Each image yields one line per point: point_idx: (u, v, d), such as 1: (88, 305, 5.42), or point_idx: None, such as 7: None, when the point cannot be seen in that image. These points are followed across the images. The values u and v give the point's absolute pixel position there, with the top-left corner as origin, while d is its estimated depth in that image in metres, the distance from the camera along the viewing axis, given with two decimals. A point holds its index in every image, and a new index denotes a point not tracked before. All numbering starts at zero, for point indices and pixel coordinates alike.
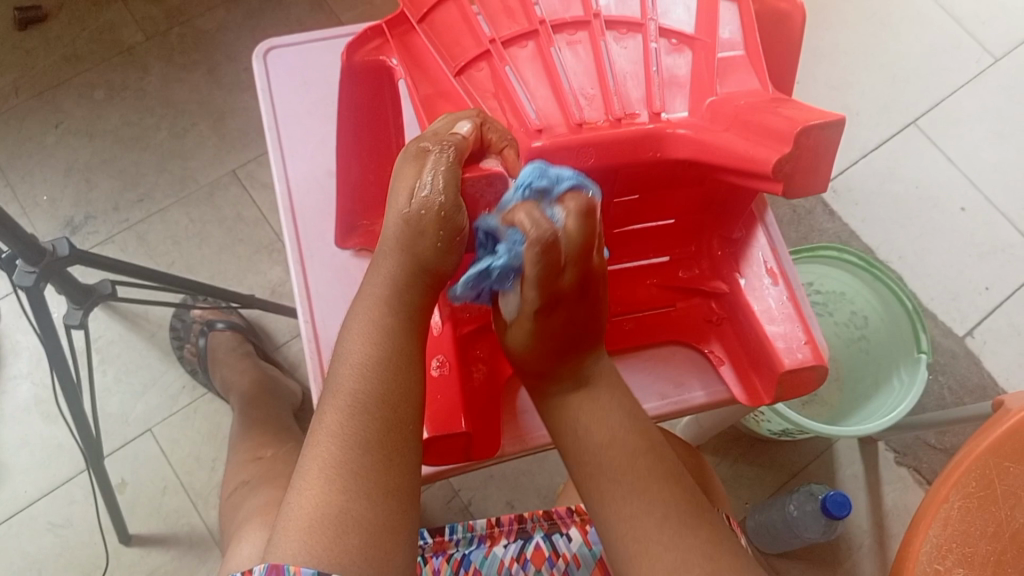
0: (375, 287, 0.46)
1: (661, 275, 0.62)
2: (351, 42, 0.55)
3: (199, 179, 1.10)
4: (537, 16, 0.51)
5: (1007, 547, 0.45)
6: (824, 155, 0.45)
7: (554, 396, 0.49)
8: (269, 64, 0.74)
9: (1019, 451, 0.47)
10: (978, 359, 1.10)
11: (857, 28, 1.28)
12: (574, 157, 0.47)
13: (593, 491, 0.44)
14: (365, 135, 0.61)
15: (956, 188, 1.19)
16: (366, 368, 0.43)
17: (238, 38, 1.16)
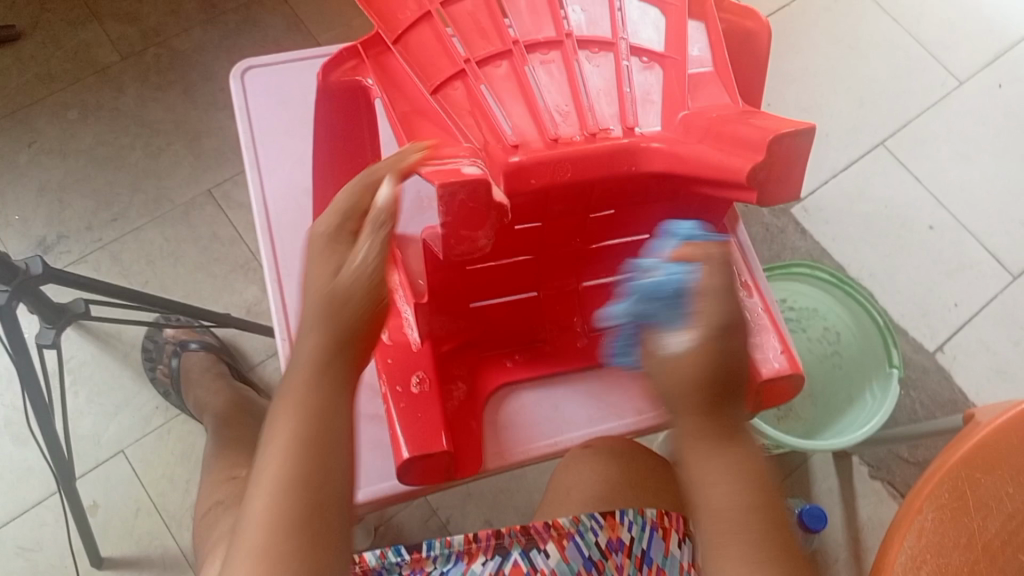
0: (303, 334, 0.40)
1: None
2: (326, 63, 0.56)
3: (174, 198, 1.10)
4: (511, 36, 0.52)
5: (982, 559, 0.46)
6: (795, 166, 0.47)
7: (703, 437, 0.44)
8: (247, 83, 0.74)
9: (990, 462, 0.48)
10: (948, 374, 1.11)
11: (824, 50, 1.31)
12: (550, 171, 0.48)
13: (722, 553, 0.42)
14: (340, 154, 0.60)
15: (924, 207, 1.22)
16: (292, 452, 0.37)
17: (214, 58, 1.17)
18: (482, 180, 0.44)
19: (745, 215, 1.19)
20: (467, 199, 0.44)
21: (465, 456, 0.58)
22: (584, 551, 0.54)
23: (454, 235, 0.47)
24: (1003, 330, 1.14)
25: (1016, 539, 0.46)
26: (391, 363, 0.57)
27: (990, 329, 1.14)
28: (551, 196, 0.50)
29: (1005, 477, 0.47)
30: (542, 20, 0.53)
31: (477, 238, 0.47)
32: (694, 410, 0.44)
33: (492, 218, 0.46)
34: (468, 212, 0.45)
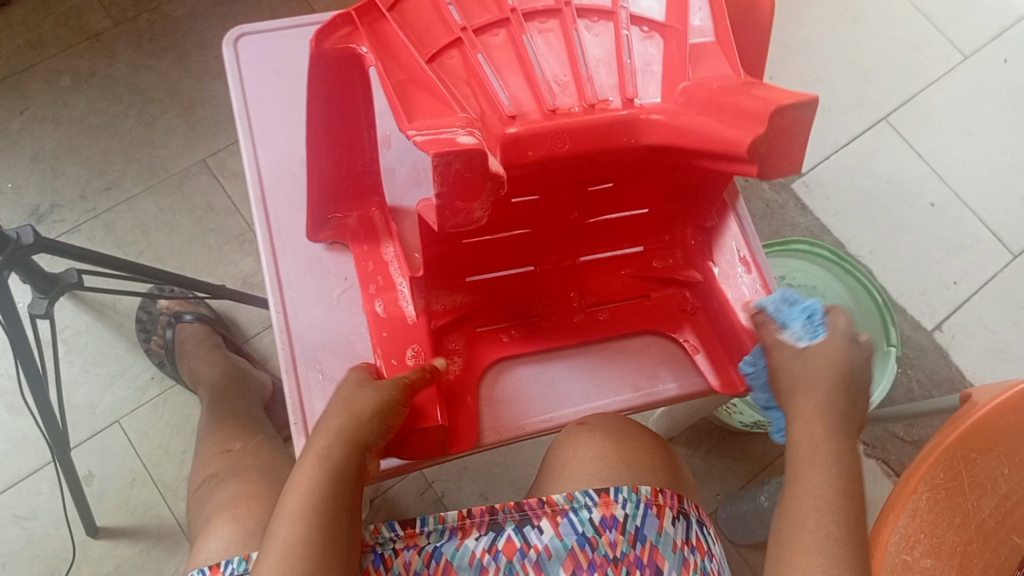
0: (343, 395, 0.51)
1: (636, 266, 0.63)
2: (319, 29, 0.51)
3: (168, 167, 1.09)
4: (509, 5, 0.51)
5: (974, 538, 0.46)
6: (797, 139, 0.45)
7: (824, 426, 0.47)
8: (240, 50, 0.73)
9: (986, 443, 0.47)
10: (946, 352, 1.11)
11: (829, 23, 1.29)
12: (548, 143, 0.47)
13: (799, 523, 0.44)
14: (334, 125, 0.58)
15: (927, 184, 1.21)
16: (325, 457, 0.47)
17: (209, 25, 1.15)
18: (478, 151, 0.41)
19: (745, 191, 1.18)
20: (465, 170, 0.42)
21: (461, 430, 0.58)
22: (577, 527, 0.54)
23: (449, 207, 0.45)
24: (1001, 309, 1.14)
25: (1006, 520, 0.47)
26: (386, 336, 0.57)
27: (989, 308, 1.14)
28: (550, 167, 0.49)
29: (999, 458, 0.48)
30: None
31: (473, 210, 0.45)
32: (817, 393, 0.48)
33: (489, 189, 0.44)
34: (469, 182, 0.43)
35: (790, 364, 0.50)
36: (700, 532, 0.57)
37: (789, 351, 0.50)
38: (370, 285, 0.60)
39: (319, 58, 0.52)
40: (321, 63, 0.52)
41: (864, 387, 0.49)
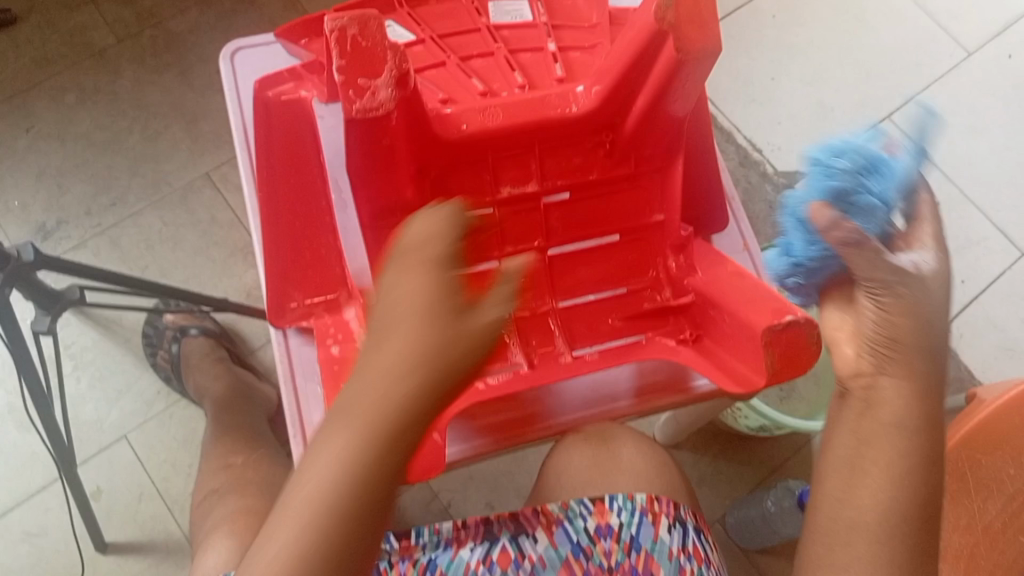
0: (406, 307, 0.33)
1: (624, 309, 0.66)
2: (265, 82, 0.63)
3: (172, 182, 1.09)
4: (476, 87, 0.68)
5: (982, 535, 0.66)
6: (708, 14, 0.54)
7: (901, 381, 0.45)
8: (237, 64, 0.74)
9: (982, 450, 0.67)
10: (955, 352, 1.10)
11: (831, 23, 1.28)
12: (480, 117, 0.61)
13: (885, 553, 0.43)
14: (281, 172, 0.61)
15: (932, 182, 1.20)
16: (369, 438, 0.33)
17: (211, 40, 1.16)
18: (371, 15, 0.50)
19: (748, 193, 1.18)
20: (360, 36, 0.50)
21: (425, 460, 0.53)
22: (572, 536, 0.54)
23: (352, 85, 0.50)
24: (1010, 306, 1.13)
25: (1010, 522, 0.66)
26: (336, 368, 0.56)
27: (997, 306, 1.13)
28: (485, 140, 0.61)
29: (999, 463, 0.67)
30: (493, 72, 0.69)
31: (376, 89, 0.50)
32: (904, 371, 0.45)
33: (390, 60, 0.50)
34: (364, 53, 0.50)
35: (904, 317, 0.44)
36: (699, 539, 0.56)
37: (889, 305, 0.45)
38: (326, 336, 0.60)
39: (263, 104, 0.62)
40: (265, 110, 0.62)
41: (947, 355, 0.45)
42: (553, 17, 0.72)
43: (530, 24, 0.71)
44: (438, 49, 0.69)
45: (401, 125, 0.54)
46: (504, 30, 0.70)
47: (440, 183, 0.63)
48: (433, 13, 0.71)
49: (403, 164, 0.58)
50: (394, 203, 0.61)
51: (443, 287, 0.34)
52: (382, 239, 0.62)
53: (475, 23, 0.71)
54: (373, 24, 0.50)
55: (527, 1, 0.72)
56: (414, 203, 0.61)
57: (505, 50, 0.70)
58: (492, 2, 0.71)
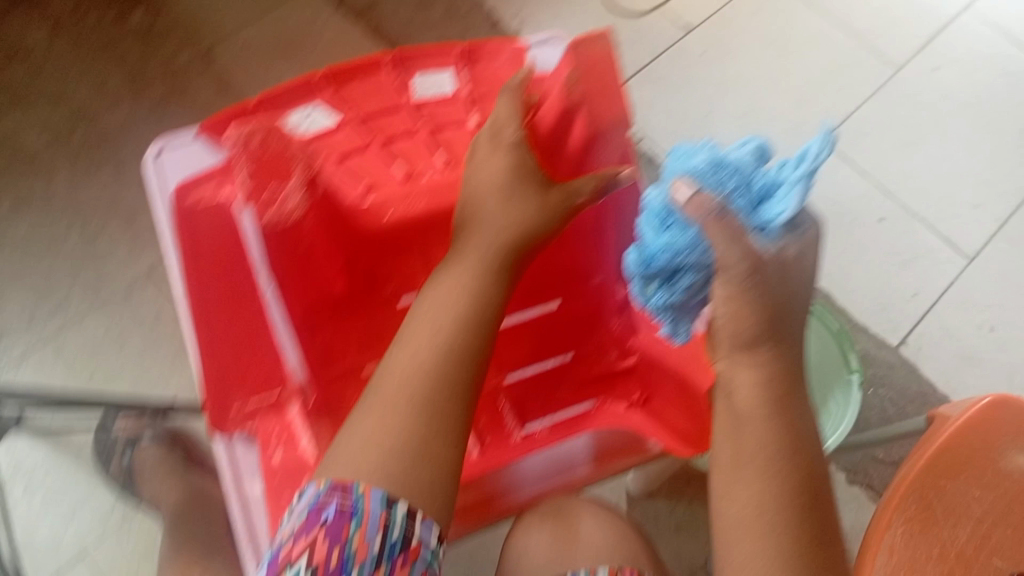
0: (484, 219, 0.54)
1: (572, 377, 0.72)
2: (181, 188, 0.57)
3: (115, 280, 1.07)
4: (399, 177, 0.67)
5: (955, 565, 0.56)
6: (610, 80, 0.61)
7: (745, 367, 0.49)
8: (162, 164, 0.71)
9: (948, 470, 0.59)
10: (915, 367, 1.11)
11: (757, 53, 1.31)
12: (403, 203, 0.66)
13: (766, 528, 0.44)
14: (210, 279, 0.58)
15: (873, 200, 1.21)
16: (462, 296, 0.51)
17: (144, 132, 1.14)
18: (272, 128, 0.58)
19: None
20: (263, 149, 0.57)
21: None
22: None
23: (261, 197, 0.58)
24: (963, 316, 1.14)
25: (986, 546, 0.57)
26: (282, 476, 0.56)
27: (951, 315, 1.14)
28: (405, 229, 0.68)
29: (968, 484, 0.59)
30: (416, 157, 0.68)
31: (286, 197, 0.59)
32: (750, 360, 0.49)
33: (296, 170, 0.59)
34: (269, 163, 0.58)
35: (730, 307, 0.50)
36: None
37: (731, 290, 0.50)
38: (268, 441, 0.59)
39: (185, 214, 0.57)
40: (188, 221, 0.57)
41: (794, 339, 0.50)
42: (480, 87, 0.67)
43: (451, 98, 0.67)
44: (362, 132, 0.67)
45: (317, 226, 0.62)
46: (425, 107, 0.68)
47: (371, 276, 0.72)
48: (360, 90, 0.67)
49: (326, 260, 0.66)
50: (325, 297, 0.70)
51: (507, 197, 0.55)
52: (322, 335, 0.71)
53: (399, 100, 0.67)
54: (273, 137, 0.58)
55: (451, 71, 0.68)
56: (343, 297, 0.71)
57: (429, 129, 0.68)
58: (417, 74, 0.67)
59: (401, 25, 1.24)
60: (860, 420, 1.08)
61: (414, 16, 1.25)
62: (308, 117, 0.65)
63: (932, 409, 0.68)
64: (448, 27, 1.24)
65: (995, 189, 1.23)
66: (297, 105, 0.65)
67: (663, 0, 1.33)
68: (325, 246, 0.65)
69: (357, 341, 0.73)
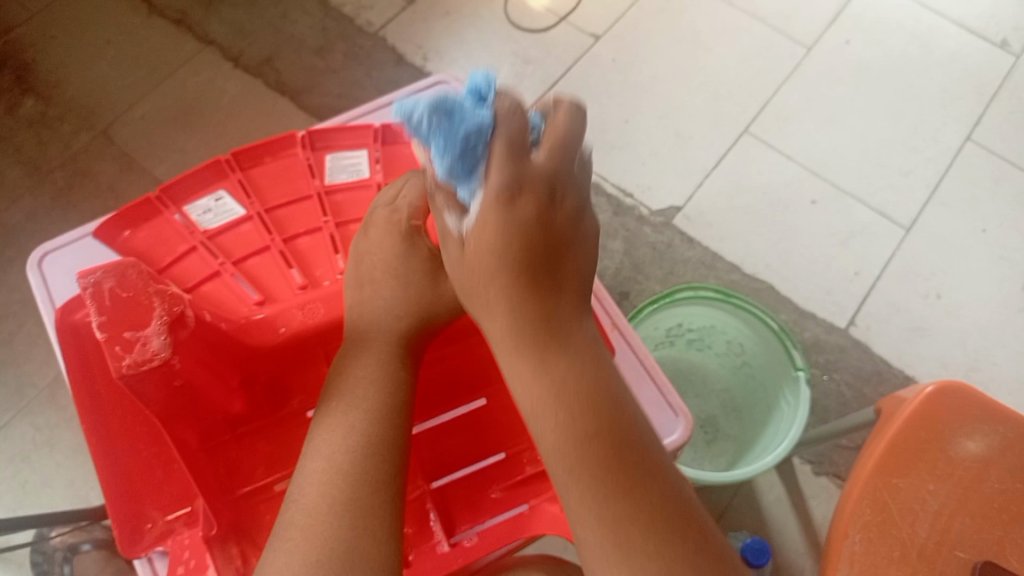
0: (377, 307, 0.51)
1: (505, 478, 0.59)
2: (69, 303, 0.53)
3: (37, 380, 1.03)
4: (297, 281, 0.63)
5: (918, 566, 0.53)
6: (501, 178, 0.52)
7: (507, 318, 0.44)
8: (47, 271, 0.67)
9: (902, 467, 0.55)
10: (867, 346, 1.09)
11: (667, 52, 1.29)
12: (302, 316, 0.57)
13: (566, 486, 0.41)
14: (107, 395, 0.53)
15: (802, 183, 1.20)
16: (374, 386, 0.47)
17: (50, 223, 1.12)
18: (127, 263, 0.48)
19: (630, 238, 1.16)
20: (119, 288, 0.47)
21: None
22: None
23: (119, 340, 0.47)
24: (908, 288, 1.13)
25: (944, 538, 0.54)
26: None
27: (896, 289, 1.13)
28: (308, 338, 0.58)
29: (922, 477, 0.55)
30: (317, 253, 0.65)
31: (147, 339, 0.47)
32: (502, 310, 0.44)
33: (159, 306, 0.48)
34: (127, 304, 0.47)
35: (480, 264, 0.45)
36: None
37: (484, 253, 0.44)
38: (175, 564, 0.51)
39: (71, 330, 0.53)
40: (74, 336, 0.53)
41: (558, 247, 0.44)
42: (391, 171, 0.69)
43: (365, 181, 0.68)
44: (265, 227, 0.65)
45: (192, 363, 0.51)
46: (336, 193, 0.68)
47: (275, 389, 0.60)
48: (265, 180, 0.68)
49: (215, 387, 0.54)
50: (223, 420, 0.57)
51: (403, 279, 0.53)
52: (222, 460, 0.57)
53: (308, 187, 0.68)
54: (131, 272, 0.48)
55: (366, 151, 0.69)
56: (243, 416, 0.58)
57: (334, 224, 0.66)
58: (330, 155, 0.69)
59: (301, 75, 1.23)
60: (819, 411, 1.05)
61: (314, 63, 1.24)
62: (215, 205, 0.66)
63: (880, 399, 0.65)
64: (349, 71, 1.23)
65: (923, 154, 1.22)
66: (203, 192, 0.67)
67: (566, 12, 1.32)
68: (214, 373, 0.54)
69: (267, 461, 0.59)
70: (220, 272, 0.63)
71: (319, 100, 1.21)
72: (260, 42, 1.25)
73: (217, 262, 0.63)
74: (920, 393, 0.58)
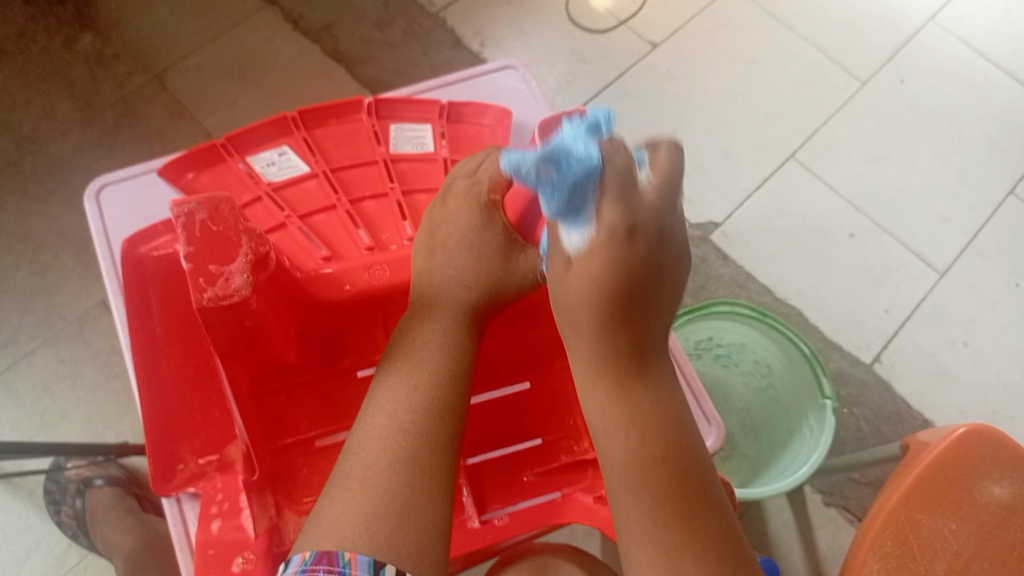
0: (448, 280, 0.53)
1: (541, 462, 0.60)
2: (137, 235, 0.55)
3: (66, 313, 1.04)
4: (364, 243, 0.63)
5: None
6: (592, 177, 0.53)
7: (594, 341, 0.44)
8: (103, 204, 0.66)
9: (927, 502, 0.53)
10: (889, 385, 1.09)
11: (722, 69, 1.29)
12: (365, 275, 0.58)
13: (625, 507, 0.42)
14: (168, 329, 0.54)
15: (842, 215, 1.20)
16: (440, 354, 0.49)
17: (96, 161, 1.12)
18: (221, 198, 0.49)
19: None
20: (211, 221, 0.48)
21: None
22: None
23: (203, 272, 0.48)
24: (936, 332, 1.13)
25: None
26: (213, 554, 0.49)
27: (924, 332, 1.13)
28: (369, 299, 0.59)
29: (945, 515, 0.53)
30: (380, 218, 0.66)
31: (230, 275, 0.49)
32: (589, 334, 0.44)
33: (245, 244, 0.49)
34: (216, 239, 0.48)
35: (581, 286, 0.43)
36: None
37: (591, 271, 0.43)
38: (210, 503, 0.52)
39: (135, 262, 0.54)
40: (137, 269, 0.54)
41: (661, 280, 0.44)
42: (456, 150, 0.68)
43: (431, 155, 0.68)
44: (331, 186, 0.66)
45: (266, 304, 0.53)
46: (402, 162, 0.68)
47: (330, 344, 0.61)
48: (333, 140, 0.69)
49: (279, 333, 0.56)
50: (277, 367, 0.58)
51: (472, 254, 0.53)
52: (270, 407, 0.59)
53: (374, 154, 0.68)
54: (223, 207, 0.49)
55: (430, 126, 0.69)
56: (297, 367, 0.60)
57: (400, 190, 0.66)
58: (394, 124, 0.69)
59: (359, 46, 1.23)
60: (835, 442, 1.05)
61: (374, 36, 1.24)
62: (280, 159, 0.66)
63: (906, 438, 0.62)
64: (408, 48, 1.23)
65: (965, 202, 1.22)
66: (267, 146, 0.67)
67: (626, 16, 1.32)
68: (280, 321, 0.55)
69: (312, 415, 0.60)
70: (286, 224, 0.63)
71: (374, 72, 1.21)
72: (321, 8, 1.26)
73: (283, 214, 0.64)
74: (954, 431, 0.55)
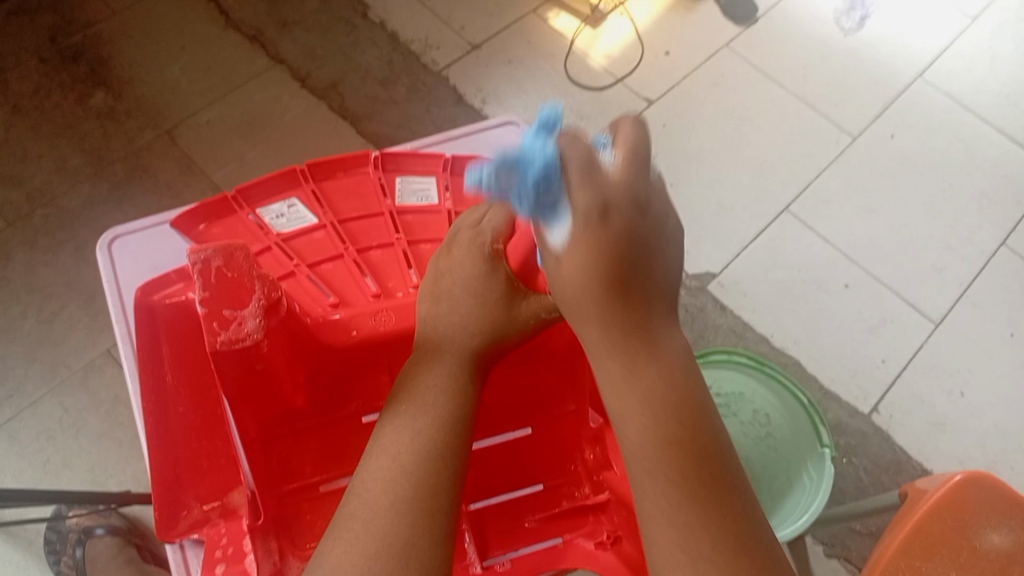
0: (453, 326, 0.54)
1: (541, 508, 0.61)
2: (150, 284, 0.56)
3: (71, 363, 1.05)
4: (370, 289, 0.65)
5: None
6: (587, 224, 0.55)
7: (599, 322, 0.44)
8: (115, 253, 0.68)
9: (926, 551, 0.53)
10: (888, 435, 1.09)
11: (717, 125, 1.33)
12: (372, 322, 0.59)
13: (641, 485, 0.41)
14: (178, 376, 0.55)
15: (838, 266, 1.22)
16: (446, 398, 0.49)
17: (105, 213, 1.15)
18: (236, 246, 0.51)
19: None
20: (225, 268, 0.50)
21: None
22: None
23: (217, 316, 0.50)
24: (934, 381, 1.14)
25: None
26: None
27: (921, 381, 1.14)
28: (375, 346, 0.59)
29: (944, 565, 0.53)
30: (387, 266, 0.67)
31: (243, 320, 0.50)
32: (593, 318, 0.44)
33: (258, 290, 0.51)
34: (231, 284, 0.50)
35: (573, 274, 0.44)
36: None
37: (582, 248, 0.43)
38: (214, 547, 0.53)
39: (148, 309, 0.55)
40: (150, 316, 0.55)
41: (650, 249, 0.44)
42: (460, 202, 0.71)
43: (436, 207, 0.70)
44: (339, 236, 0.68)
45: (277, 347, 0.54)
46: (407, 214, 0.70)
47: (339, 391, 0.61)
48: (341, 192, 0.71)
49: (287, 378, 0.57)
50: (285, 413, 0.60)
51: (477, 301, 0.55)
52: (278, 452, 0.60)
53: (380, 206, 0.70)
54: (238, 254, 0.51)
55: (435, 179, 0.71)
56: (305, 412, 0.60)
57: (406, 241, 0.68)
58: (400, 177, 0.71)
59: (364, 102, 1.27)
60: (836, 492, 1.05)
61: (378, 93, 1.28)
62: (288, 211, 0.68)
63: (904, 485, 0.63)
64: (412, 104, 1.27)
65: (958, 253, 1.24)
66: (276, 198, 0.69)
67: (623, 74, 1.36)
68: (289, 365, 0.56)
69: (316, 460, 0.62)
70: (295, 272, 0.65)
71: (378, 128, 1.24)
72: (328, 67, 1.30)
73: (292, 263, 0.65)
74: (952, 479, 0.56)
